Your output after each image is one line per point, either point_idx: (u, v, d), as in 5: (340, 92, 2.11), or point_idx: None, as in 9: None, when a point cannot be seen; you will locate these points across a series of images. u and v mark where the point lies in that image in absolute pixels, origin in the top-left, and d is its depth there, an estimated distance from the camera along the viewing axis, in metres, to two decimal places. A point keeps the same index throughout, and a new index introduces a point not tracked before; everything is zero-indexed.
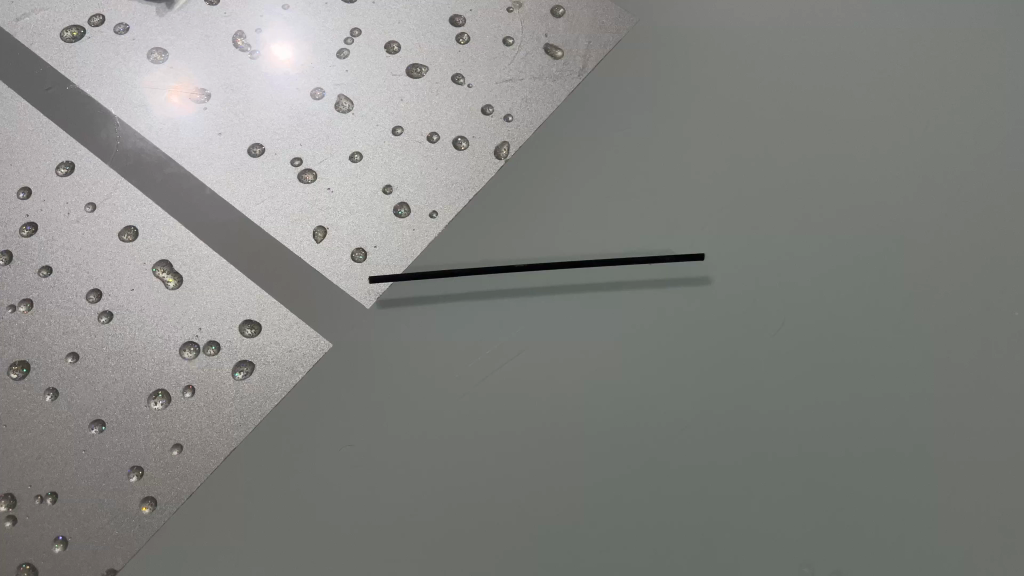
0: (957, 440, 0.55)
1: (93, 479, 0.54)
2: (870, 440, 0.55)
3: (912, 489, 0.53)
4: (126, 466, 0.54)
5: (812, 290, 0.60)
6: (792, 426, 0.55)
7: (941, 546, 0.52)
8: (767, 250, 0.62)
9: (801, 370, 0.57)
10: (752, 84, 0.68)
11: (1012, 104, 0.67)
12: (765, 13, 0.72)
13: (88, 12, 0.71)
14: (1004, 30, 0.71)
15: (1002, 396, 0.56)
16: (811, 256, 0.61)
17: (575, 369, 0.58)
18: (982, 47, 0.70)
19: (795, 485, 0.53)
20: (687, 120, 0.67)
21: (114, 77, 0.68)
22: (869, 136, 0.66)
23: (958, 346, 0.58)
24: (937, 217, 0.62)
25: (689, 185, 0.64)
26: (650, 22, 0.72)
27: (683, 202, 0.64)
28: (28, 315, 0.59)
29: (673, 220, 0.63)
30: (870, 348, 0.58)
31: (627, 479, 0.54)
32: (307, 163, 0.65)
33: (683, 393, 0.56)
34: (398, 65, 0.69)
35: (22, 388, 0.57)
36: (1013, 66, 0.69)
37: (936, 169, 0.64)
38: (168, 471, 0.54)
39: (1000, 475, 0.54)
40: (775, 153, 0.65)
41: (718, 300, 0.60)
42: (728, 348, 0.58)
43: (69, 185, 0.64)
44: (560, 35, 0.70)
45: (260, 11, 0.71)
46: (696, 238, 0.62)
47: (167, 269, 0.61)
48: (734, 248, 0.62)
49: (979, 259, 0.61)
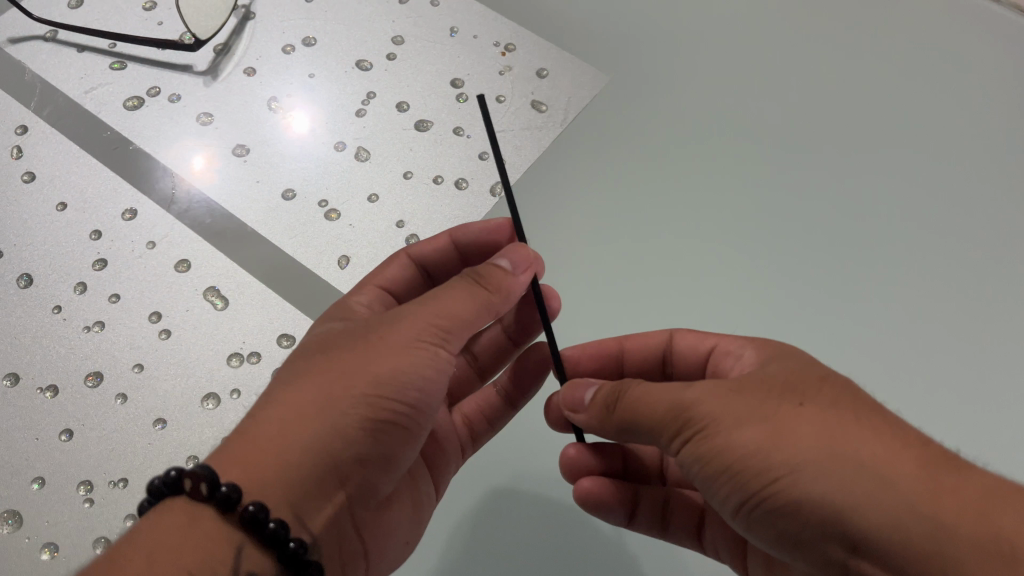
0: None
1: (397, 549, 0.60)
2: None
3: None
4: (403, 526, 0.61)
5: (751, 305, 0.73)
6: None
7: None
8: (713, 271, 0.75)
9: None
10: (703, 131, 0.81)
11: (918, 138, 0.80)
12: (715, 67, 0.85)
13: (146, 85, 0.84)
14: (916, 73, 0.83)
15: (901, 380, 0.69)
16: (749, 275, 0.75)
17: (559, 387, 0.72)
18: (898, 89, 0.83)
19: None
20: (648, 164, 0.80)
21: (170, 139, 0.80)
22: (798, 173, 0.79)
23: (865, 343, 0.71)
24: (854, 235, 0.76)
25: (650, 218, 0.78)
26: (620, 81, 0.85)
27: (646, 231, 0.77)
28: (101, 334, 0.70)
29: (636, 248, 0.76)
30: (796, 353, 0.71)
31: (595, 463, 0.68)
32: (333, 205, 0.77)
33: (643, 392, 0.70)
34: (407, 121, 0.81)
35: (95, 394, 0.67)
36: (924, 104, 0.82)
37: (853, 196, 0.77)
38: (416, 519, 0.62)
39: None
40: (723, 189, 0.78)
41: (676, 315, 0.73)
42: None
43: (133, 228, 0.76)
44: (545, 94, 0.83)
45: (290, 80, 0.84)
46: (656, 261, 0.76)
47: (216, 293, 0.73)
48: (687, 272, 0.75)
49: (889, 270, 0.74)
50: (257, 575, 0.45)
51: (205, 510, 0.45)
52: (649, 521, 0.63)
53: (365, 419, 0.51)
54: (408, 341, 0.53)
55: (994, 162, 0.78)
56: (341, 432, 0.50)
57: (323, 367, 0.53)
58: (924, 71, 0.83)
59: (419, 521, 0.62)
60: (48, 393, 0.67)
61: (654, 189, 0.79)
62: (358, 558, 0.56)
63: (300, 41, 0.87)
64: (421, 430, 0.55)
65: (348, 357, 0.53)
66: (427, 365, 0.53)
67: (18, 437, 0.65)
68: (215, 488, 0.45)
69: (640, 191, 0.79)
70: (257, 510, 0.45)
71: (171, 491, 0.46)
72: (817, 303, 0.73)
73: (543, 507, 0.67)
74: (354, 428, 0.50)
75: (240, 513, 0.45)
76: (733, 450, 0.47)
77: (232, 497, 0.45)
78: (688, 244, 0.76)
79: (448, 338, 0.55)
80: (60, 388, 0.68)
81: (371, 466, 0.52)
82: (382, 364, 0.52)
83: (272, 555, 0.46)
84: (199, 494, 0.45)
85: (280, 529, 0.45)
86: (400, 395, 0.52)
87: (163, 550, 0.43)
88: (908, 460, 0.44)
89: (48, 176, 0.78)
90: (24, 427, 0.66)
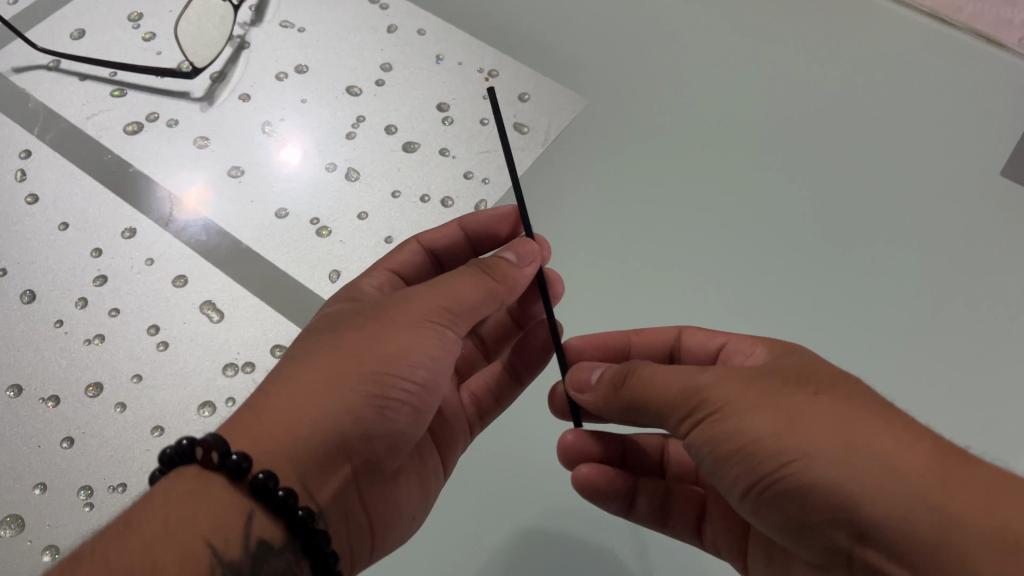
0: None
1: (402, 529, 0.63)
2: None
3: None
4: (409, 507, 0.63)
5: (721, 315, 0.77)
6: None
7: None
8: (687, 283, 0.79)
9: None
10: (676, 153, 0.86)
11: (879, 158, 0.85)
12: (685, 94, 0.90)
13: (145, 111, 0.87)
14: (876, 98, 0.88)
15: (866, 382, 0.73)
16: (721, 287, 0.78)
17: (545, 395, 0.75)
18: (860, 113, 0.88)
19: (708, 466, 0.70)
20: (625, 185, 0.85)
21: (168, 161, 0.84)
22: (767, 191, 0.83)
23: (834, 348, 0.74)
24: (820, 249, 0.80)
25: (628, 235, 0.82)
26: (598, 109, 0.90)
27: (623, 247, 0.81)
28: (101, 346, 0.73)
29: (615, 262, 0.80)
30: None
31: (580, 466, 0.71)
32: (324, 222, 0.80)
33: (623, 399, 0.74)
34: (395, 143, 0.85)
35: (95, 403, 0.70)
36: (883, 127, 0.86)
37: (819, 212, 0.82)
38: (422, 498, 0.65)
39: None
40: (696, 208, 0.83)
41: (653, 325, 0.77)
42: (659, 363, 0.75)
43: (132, 246, 0.79)
44: (526, 117, 0.88)
45: (283, 106, 0.88)
46: (634, 275, 0.80)
47: (212, 306, 0.76)
48: (661, 284, 0.79)
49: (854, 280, 0.78)
50: (265, 537, 0.50)
51: (217, 478, 0.49)
52: (648, 512, 0.66)
53: (376, 393, 0.55)
54: (419, 322, 0.58)
55: (950, 178, 0.83)
56: (355, 403, 0.54)
57: (328, 345, 0.57)
58: (884, 96, 0.88)
59: (425, 500, 0.65)
60: (49, 403, 0.70)
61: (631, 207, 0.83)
62: (365, 532, 0.59)
63: (292, 68, 0.91)
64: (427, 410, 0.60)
65: (365, 336, 0.57)
66: (436, 347, 0.58)
67: (20, 444, 0.68)
68: (227, 457, 0.49)
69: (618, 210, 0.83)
70: (266, 478, 0.49)
71: (186, 458, 0.50)
72: (785, 313, 0.77)
73: (528, 507, 0.69)
74: (366, 400, 0.54)
75: (249, 481, 0.49)
76: (745, 432, 0.49)
77: (243, 466, 0.49)
78: (663, 258, 0.80)
79: (456, 321, 0.59)
80: (62, 397, 0.70)
81: (377, 442, 0.56)
82: (395, 345, 0.56)
83: (280, 520, 0.50)
84: (212, 463, 0.49)
85: (288, 497, 0.49)
86: (409, 373, 0.56)
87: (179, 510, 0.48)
88: (919, 450, 0.46)
89: (50, 197, 0.82)
90: (27, 435, 0.68)
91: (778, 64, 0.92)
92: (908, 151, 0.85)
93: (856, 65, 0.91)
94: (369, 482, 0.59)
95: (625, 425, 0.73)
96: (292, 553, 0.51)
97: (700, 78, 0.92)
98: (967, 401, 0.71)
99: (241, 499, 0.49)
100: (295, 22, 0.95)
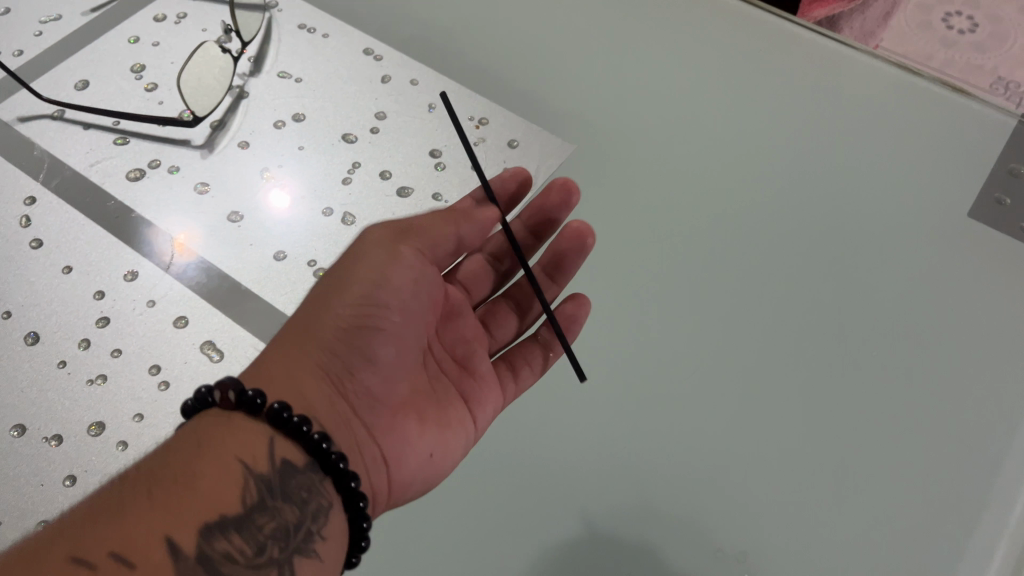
0: (807, 454, 0.76)
1: (422, 475, 0.63)
2: (744, 475, 0.75)
3: (778, 494, 0.74)
4: (432, 453, 0.63)
5: (700, 360, 0.82)
6: (691, 470, 0.76)
7: (796, 533, 0.72)
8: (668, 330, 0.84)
9: (692, 415, 0.79)
10: (657, 204, 0.91)
11: (851, 204, 0.89)
12: (667, 144, 0.95)
13: (147, 158, 0.90)
14: (849, 144, 0.93)
15: (839, 422, 0.77)
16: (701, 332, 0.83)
17: (539, 436, 0.80)
18: (834, 159, 0.92)
19: (690, 502, 0.75)
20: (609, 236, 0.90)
21: (169, 206, 0.87)
22: (744, 240, 0.88)
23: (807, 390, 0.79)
24: (795, 294, 0.85)
25: (613, 285, 0.87)
26: (584, 160, 0.94)
27: (609, 296, 0.87)
28: (103, 386, 0.75)
29: (601, 312, 0.86)
30: (741, 400, 0.79)
31: (572, 504, 0.76)
32: (321, 264, 0.83)
33: (610, 441, 0.79)
34: (390, 188, 0.88)
35: (98, 442, 0.72)
36: (855, 173, 0.91)
37: (793, 258, 0.87)
38: (448, 448, 0.65)
39: (839, 476, 0.74)
40: (676, 256, 0.88)
41: (638, 370, 0.82)
42: (643, 406, 0.80)
43: (134, 288, 0.81)
44: (516, 163, 0.91)
45: (281, 153, 0.91)
46: (619, 323, 0.85)
47: (213, 347, 0.78)
48: (644, 331, 0.84)
49: (827, 323, 0.82)
50: (289, 460, 0.52)
51: (238, 415, 0.53)
52: None
53: (339, 320, 0.60)
54: (375, 252, 0.63)
55: (918, 224, 0.87)
56: (324, 331, 0.60)
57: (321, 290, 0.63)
58: (857, 143, 0.93)
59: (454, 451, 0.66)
60: (52, 442, 0.72)
61: (616, 259, 0.89)
62: (379, 464, 0.59)
63: (289, 116, 0.94)
64: (410, 336, 0.62)
65: (341, 278, 0.63)
66: (389, 266, 0.62)
67: (25, 483, 0.70)
68: (241, 394, 0.52)
69: (603, 262, 0.89)
70: (280, 407, 0.52)
71: (209, 406, 0.53)
72: (762, 355, 0.81)
73: (521, 545, 0.74)
74: (333, 326, 0.60)
75: (266, 413, 0.52)
76: None
77: (257, 401, 0.52)
78: (646, 306, 0.86)
79: (404, 241, 0.64)
80: (64, 436, 0.72)
81: (356, 367, 0.60)
82: (358, 277, 0.62)
83: (301, 444, 0.53)
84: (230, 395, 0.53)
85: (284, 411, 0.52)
86: (366, 295, 0.60)
87: (199, 437, 0.51)
88: None
89: (55, 243, 0.84)
90: (30, 474, 0.70)
91: (755, 112, 0.96)
92: (880, 196, 0.89)
93: (830, 111, 0.95)
94: (372, 413, 0.60)
95: (612, 464, 0.77)
96: (313, 473, 0.53)
97: (682, 127, 0.96)
98: (937, 438, 0.74)
99: (262, 429, 0.53)
100: (292, 73, 0.98)
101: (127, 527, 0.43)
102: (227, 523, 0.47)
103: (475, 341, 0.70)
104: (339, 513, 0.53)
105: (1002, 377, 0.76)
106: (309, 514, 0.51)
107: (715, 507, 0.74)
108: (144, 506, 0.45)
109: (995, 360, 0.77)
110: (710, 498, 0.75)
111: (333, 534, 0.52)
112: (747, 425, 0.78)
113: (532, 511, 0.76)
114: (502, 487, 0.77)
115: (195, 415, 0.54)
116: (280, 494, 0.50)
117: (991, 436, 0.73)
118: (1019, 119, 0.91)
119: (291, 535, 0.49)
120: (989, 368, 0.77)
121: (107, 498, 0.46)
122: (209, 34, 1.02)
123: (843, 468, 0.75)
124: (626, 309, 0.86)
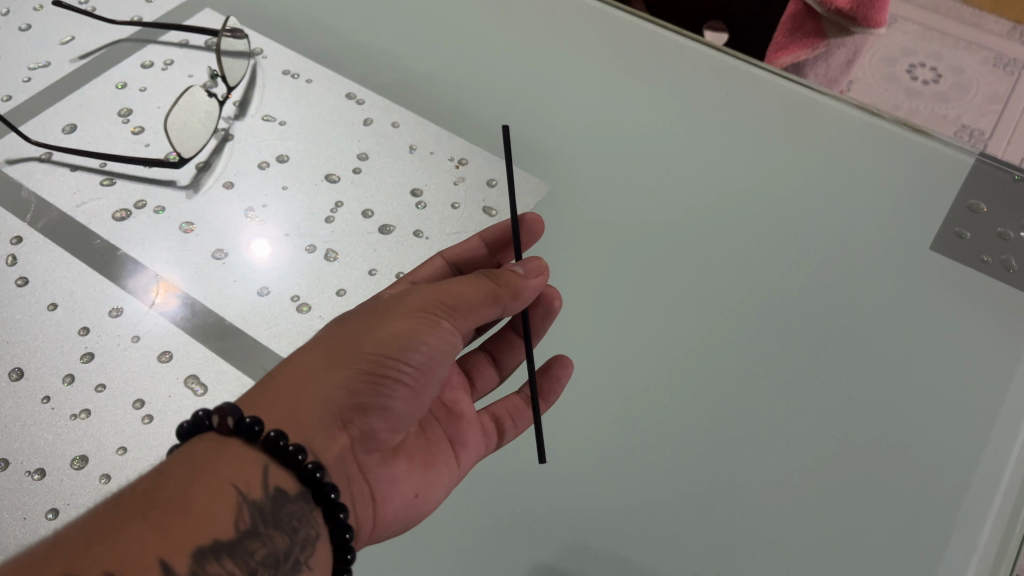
0: (780, 476, 0.78)
1: (403, 512, 0.70)
2: (719, 498, 0.77)
3: (753, 515, 0.76)
4: (417, 494, 0.71)
5: (675, 386, 0.84)
6: (668, 493, 0.78)
7: (770, 554, 0.74)
8: (644, 358, 0.86)
9: (667, 440, 0.81)
10: (631, 240, 0.95)
11: (815, 238, 0.93)
12: (640, 184, 0.99)
13: (133, 199, 0.92)
14: (813, 181, 0.97)
15: (809, 445, 0.79)
16: (675, 360, 0.86)
17: (520, 466, 0.82)
18: (798, 197, 0.96)
19: (668, 524, 0.76)
20: (586, 271, 0.93)
21: (154, 244, 0.89)
22: (715, 273, 0.92)
23: (777, 415, 0.81)
24: (766, 325, 0.88)
25: (591, 317, 0.90)
26: (560, 199, 0.98)
27: (587, 327, 0.89)
28: (87, 421, 0.75)
29: (580, 343, 0.88)
30: (714, 425, 0.82)
31: (552, 529, 0.77)
32: (304, 299, 0.85)
33: (588, 466, 0.80)
34: (371, 226, 0.91)
35: (80, 476, 0.72)
36: (818, 209, 0.95)
37: (763, 289, 0.90)
38: (430, 488, 0.72)
39: (810, 496, 0.76)
40: (651, 288, 0.91)
41: (615, 397, 0.84)
42: (621, 432, 0.82)
43: (118, 324, 0.82)
44: (495, 201, 0.94)
45: (265, 192, 0.94)
46: (596, 353, 0.87)
47: (197, 380, 0.79)
48: (622, 360, 0.87)
49: (796, 352, 0.85)
50: (282, 487, 0.56)
51: (234, 440, 0.56)
52: None
53: (364, 367, 0.62)
54: (404, 318, 0.65)
55: (880, 254, 0.91)
56: (340, 384, 0.61)
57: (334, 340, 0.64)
58: (819, 179, 0.97)
59: (430, 488, 0.72)
60: (36, 476, 0.72)
61: (593, 291, 0.92)
62: (368, 503, 0.66)
63: (273, 158, 0.97)
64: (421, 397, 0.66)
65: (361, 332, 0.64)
66: (425, 332, 0.65)
67: (7, 517, 0.70)
68: (240, 421, 0.55)
69: (581, 293, 0.92)
70: (277, 436, 0.55)
71: (204, 427, 0.57)
72: (736, 382, 0.84)
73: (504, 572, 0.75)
74: (350, 382, 0.62)
75: (263, 440, 0.55)
76: None
77: (255, 428, 0.55)
78: (622, 335, 0.88)
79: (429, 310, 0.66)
80: (47, 471, 0.72)
81: (365, 417, 0.63)
82: (389, 331, 0.64)
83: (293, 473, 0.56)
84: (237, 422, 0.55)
85: (281, 439, 0.55)
86: (395, 352, 0.63)
87: (196, 460, 0.54)
88: None
89: (42, 281, 0.85)
90: (12, 508, 0.70)
91: (724, 154, 1.00)
92: (843, 229, 0.93)
93: (795, 149, 0.99)
94: (369, 452, 0.65)
95: (591, 488, 0.79)
96: (304, 502, 0.57)
97: (653, 166, 1.00)
98: (903, 458, 0.77)
99: (257, 456, 0.56)
100: (276, 116, 1.01)
101: (126, 548, 0.47)
102: (220, 548, 0.50)
103: (456, 387, 0.79)
104: (324, 542, 0.58)
105: (964, 404, 0.79)
106: (297, 543, 0.55)
107: (693, 529, 0.76)
108: (141, 529, 0.48)
109: (956, 383, 0.80)
110: (687, 521, 0.76)
111: (318, 562, 0.56)
112: (721, 448, 0.80)
113: (512, 540, 0.77)
114: (486, 515, 0.79)
115: (190, 434, 0.57)
116: (272, 521, 0.54)
117: (955, 461, 0.76)
118: (976, 158, 0.95)
119: (280, 562, 0.53)
120: (948, 391, 0.80)
121: (105, 517, 0.49)
122: (194, 79, 1.05)
123: (813, 488, 0.77)
124: (604, 339, 0.88)
